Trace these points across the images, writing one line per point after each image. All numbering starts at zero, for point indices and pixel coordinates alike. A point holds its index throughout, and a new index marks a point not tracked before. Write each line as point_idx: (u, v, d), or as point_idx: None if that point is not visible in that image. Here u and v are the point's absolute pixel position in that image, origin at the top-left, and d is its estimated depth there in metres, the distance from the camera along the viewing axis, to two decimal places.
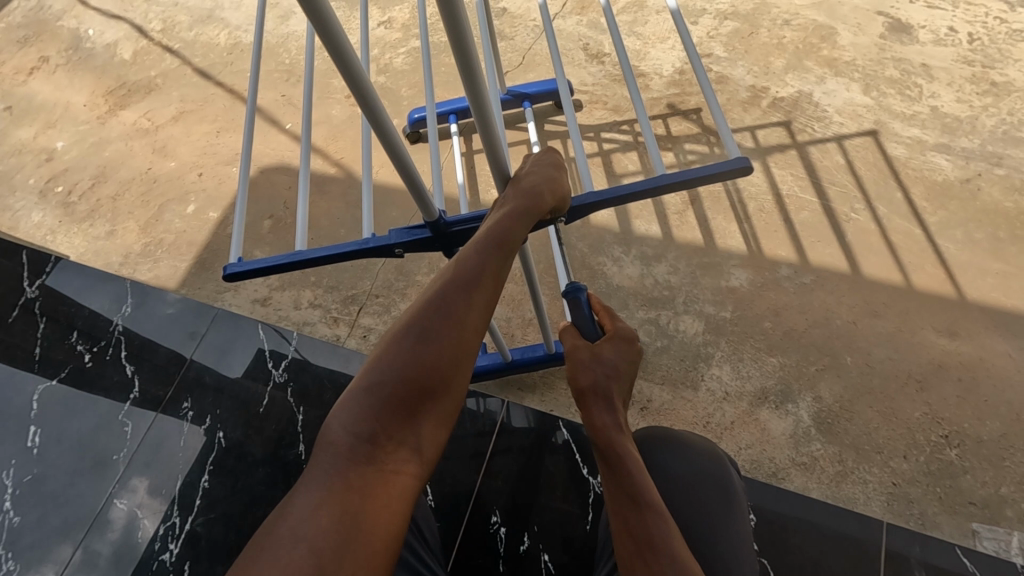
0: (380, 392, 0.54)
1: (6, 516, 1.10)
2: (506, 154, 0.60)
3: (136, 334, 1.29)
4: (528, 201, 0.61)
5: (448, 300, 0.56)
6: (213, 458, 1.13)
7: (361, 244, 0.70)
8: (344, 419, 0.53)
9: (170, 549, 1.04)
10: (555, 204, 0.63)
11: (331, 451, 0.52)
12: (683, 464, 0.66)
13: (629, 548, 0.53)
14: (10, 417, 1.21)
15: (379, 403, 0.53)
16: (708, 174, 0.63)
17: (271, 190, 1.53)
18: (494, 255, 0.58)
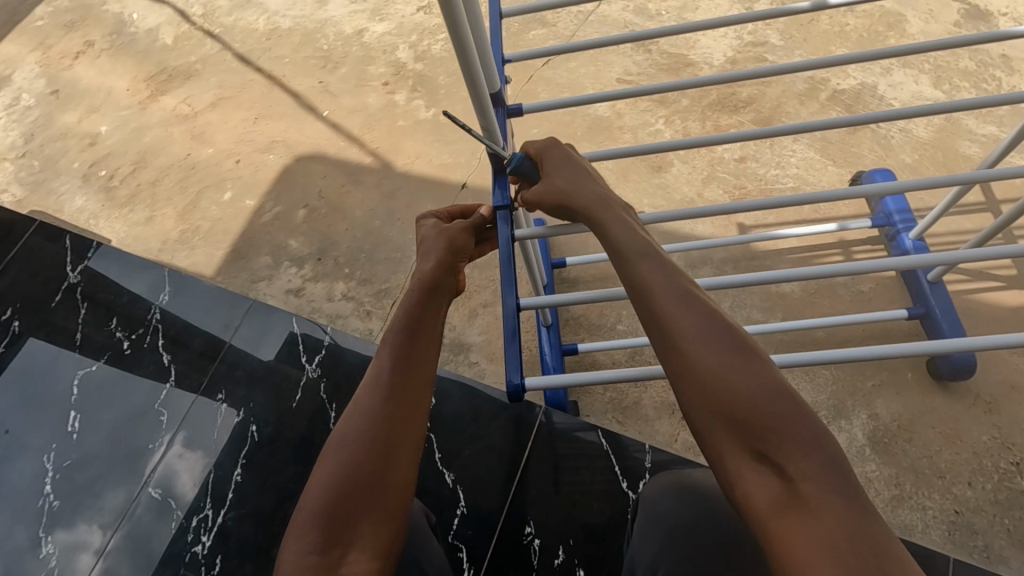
0: (376, 401, 0.57)
1: (46, 499, 1.13)
2: (491, 112, 0.63)
3: (173, 323, 1.29)
4: (453, 242, 0.71)
5: (417, 322, 0.63)
6: (245, 452, 1.12)
7: (500, 30, 0.81)
8: (322, 488, 0.53)
9: (201, 542, 1.05)
10: (460, 242, 0.71)
11: (338, 453, 0.55)
12: (678, 503, 0.64)
13: (768, 494, 0.46)
14: (52, 401, 1.23)
15: (379, 402, 0.57)
16: (578, 300, 0.69)
17: (307, 178, 1.52)
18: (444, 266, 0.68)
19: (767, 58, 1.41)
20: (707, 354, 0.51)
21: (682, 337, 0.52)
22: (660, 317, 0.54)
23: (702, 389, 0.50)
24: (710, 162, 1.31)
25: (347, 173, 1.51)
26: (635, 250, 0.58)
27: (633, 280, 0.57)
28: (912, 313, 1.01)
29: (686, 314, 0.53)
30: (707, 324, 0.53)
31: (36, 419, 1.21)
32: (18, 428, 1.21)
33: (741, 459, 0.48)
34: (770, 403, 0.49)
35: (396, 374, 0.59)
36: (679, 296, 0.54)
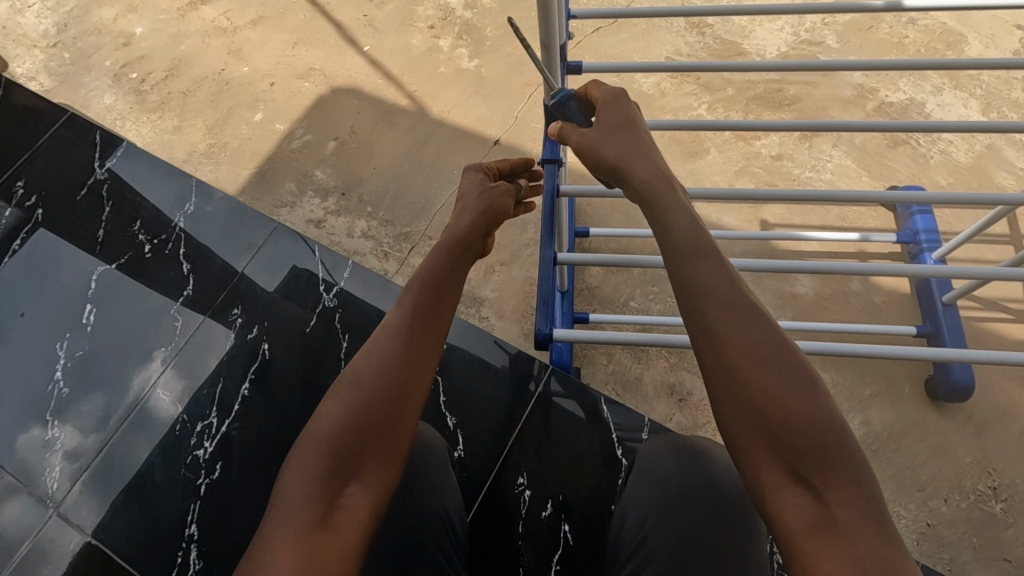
0: (392, 348, 0.58)
1: (57, 385, 1.16)
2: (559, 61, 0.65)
3: (196, 234, 1.29)
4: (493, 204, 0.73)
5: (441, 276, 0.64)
6: (255, 368, 1.13)
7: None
8: (330, 423, 0.54)
9: (204, 446, 1.07)
10: (499, 200, 0.74)
11: (349, 392, 0.56)
12: (678, 466, 0.67)
13: (803, 514, 0.48)
14: (69, 293, 1.25)
15: (395, 350, 0.58)
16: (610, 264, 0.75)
17: (340, 112, 1.51)
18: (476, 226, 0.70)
19: (820, 59, 1.39)
20: (758, 367, 0.52)
21: (731, 346, 0.53)
22: (711, 324, 0.55)
23: (745, 398, 0.52)
24: (746, 155, 1.30)
25: (381, 112, 1.49)
26: (694, 247, 0.59)
27: (688, 282, 0.57)
28: (920, 331, 1.03)
29: (740, 320, 0.54)
30: (761, 337, 0.53)
31: (54, 308, 1.23)
32: (34, 314, 1.23)
33: (774, 472, 0.50)
34: (814, 424, 0.50)
35: (415, 324, 0.60)
36: (733, 303, 0.55)
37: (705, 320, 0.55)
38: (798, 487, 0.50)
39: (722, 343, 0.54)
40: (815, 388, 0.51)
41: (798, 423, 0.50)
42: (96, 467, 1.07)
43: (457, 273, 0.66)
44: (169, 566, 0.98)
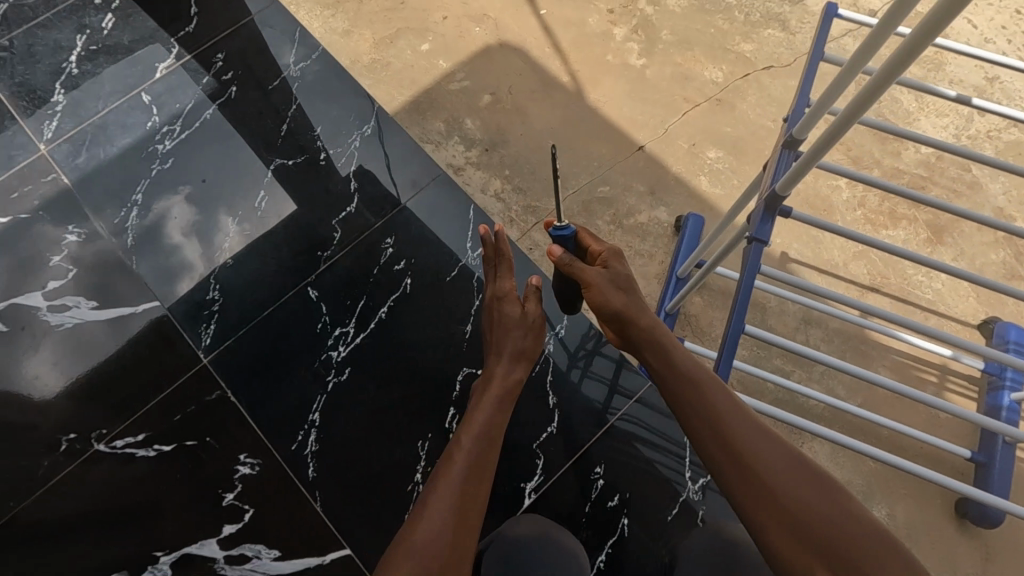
0: (467, 462, 0.75)
1: (220, 253, 1.17)
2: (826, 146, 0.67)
3: (367, 152, 1.25)
4: (519, 351, 0.94)
5: (503, 398, 0.86)
6: (395, 297, 1.16)
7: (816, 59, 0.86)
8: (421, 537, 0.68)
9: (337, 350, 1.12)
10: (525, 343, 0.95)
11: (435, 504, 0.70)
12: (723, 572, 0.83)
13: None
14: (240, 168, 1.23)
15: (467, 467, 0.75)
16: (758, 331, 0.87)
17: (503, 67, 1.56)
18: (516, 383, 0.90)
19: (972, 170, 1.41)
20: (775, 473, 0.70)
21: (753, 459, 0.71)
22: (735, 446, 0.72)
23: (774, 500, 0.69)
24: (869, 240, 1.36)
25: (540, 81, 1.54)
26: (696, 373, 0.80)
27: (709, 409, 0.76)
28: (973, 457, 1.13)
29: (748, 439, 0.73)
30: (772, 447, 0.72)
31: (227, 181, 1.21)
32: (203, 176, 1.22)
33: (821, 570, 0.65)
34: (832, 516, 0.67)
35: (482, 438, 0.79)
36: (741, 417, 0.75)
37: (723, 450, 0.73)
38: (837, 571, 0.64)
39: (744, 464, 0.71)
40: (825, 481, 0.70)
41: (824, 518, 0.67)
42: (243, 341, 1.11)
43: (504, 402, 0.86)
44: (288, 442, 1.06)
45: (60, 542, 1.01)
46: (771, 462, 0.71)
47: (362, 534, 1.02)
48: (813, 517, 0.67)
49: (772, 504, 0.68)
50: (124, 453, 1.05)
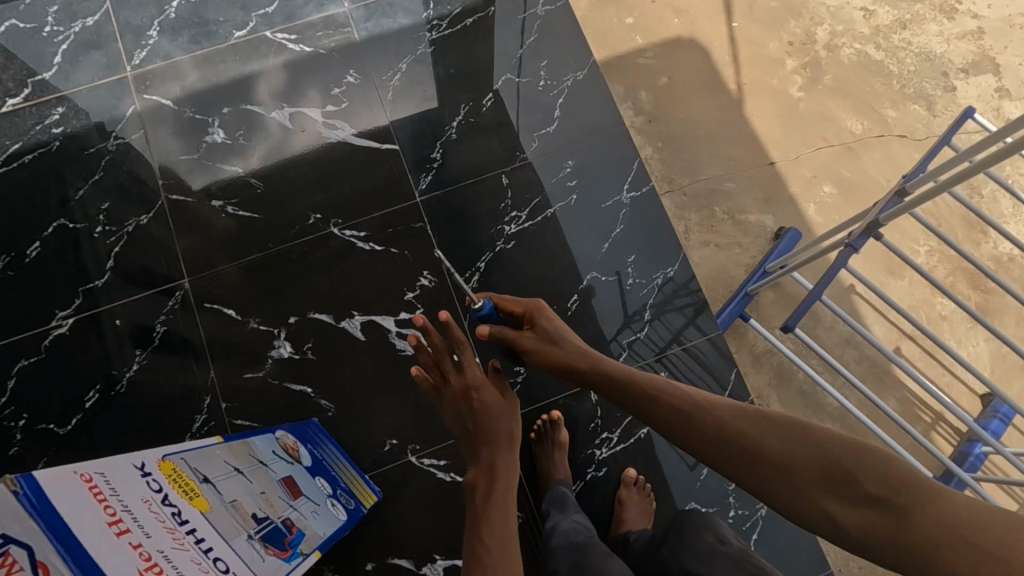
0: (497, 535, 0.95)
1: (449, 128, 1.50)
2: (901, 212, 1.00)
3: (575, 91, 1.54)
4: (498, 428, 1.10)
5: (501, 471, 1.06)
6: (560, 205, 1.47)
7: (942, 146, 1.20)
8: None
9: (508, 226, 1.45)
10: (503, 420, 1.10)
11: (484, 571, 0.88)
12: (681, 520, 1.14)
13: (866, 514, 0.71)
14: (483, 70, 1.54)
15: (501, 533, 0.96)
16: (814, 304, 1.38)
17: (685, 59, 1.85)
18: (503, 444, 1.09)
19: None
20: (745, 433, 0.80)
21: (737, 435, 0.80)
22: (717, 435, 0.81)
23: (766, 468, 0.77)
24: (924, 300, 1.65)
25: (711, 81, 1.83)
26: (644, 388, 0.91)
27: (679, 419, 0.85)
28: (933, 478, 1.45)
29: (694, 406, 0.86)
30: (739, 419, 0.82)
31: (471, 76, 1.53)
32: (452, 65, 1.54)
33: (834, 497, 0.73)
34: (807, 446, 0.77)
35: (502, 518, 0.99)
36: (700, 404, 0.86)
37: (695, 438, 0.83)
38: (841, 496, 0.73)
39: (719, 441, 0.81)
40: (760, 408, 0.82)
41: (804, 452, 0.77)
42: (445, 195, 1.45)
43: (504, 473, 1.07)
44: (458, 273, 1.41)
45: (279, 287, 1.38)
46: (749, 432, 0.80)
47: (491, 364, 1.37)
48: (797, 458, 0.76)
49: (765, 473, 0.77)
50: (345, 239, 1.42)
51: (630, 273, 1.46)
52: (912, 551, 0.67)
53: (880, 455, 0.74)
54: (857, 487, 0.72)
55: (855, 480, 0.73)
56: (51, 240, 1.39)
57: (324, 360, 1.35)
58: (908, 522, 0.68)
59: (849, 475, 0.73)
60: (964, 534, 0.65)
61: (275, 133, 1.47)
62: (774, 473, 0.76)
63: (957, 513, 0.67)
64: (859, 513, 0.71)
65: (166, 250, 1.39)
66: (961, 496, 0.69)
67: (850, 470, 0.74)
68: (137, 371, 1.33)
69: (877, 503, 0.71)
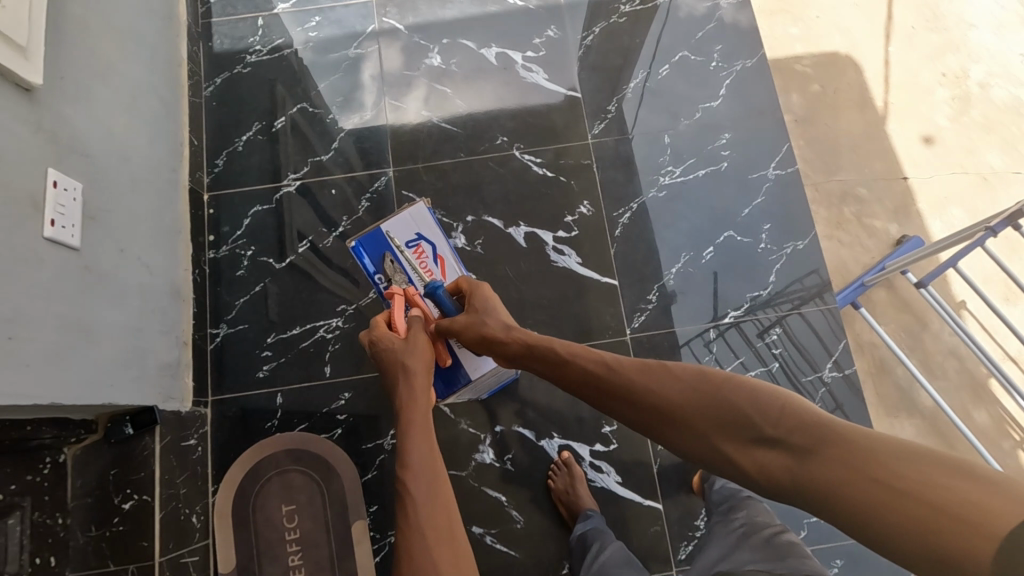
0: (432, 486, 1.06)
1: (626, 88, 1.72)
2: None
3: (740, 76, 1.74)
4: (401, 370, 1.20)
5: (426, 439, 1.12)
6: (711, 169, 1.66)
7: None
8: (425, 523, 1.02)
9: (662, 179, 1.66)
10: (409, 363, 1.20)
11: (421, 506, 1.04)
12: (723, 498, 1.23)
13: (779, 450, 0.76)
14: (663, 45, 1.77)
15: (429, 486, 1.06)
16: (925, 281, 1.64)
17: (839, 74, 2.01)
18: (417, 396, 1.17)
19: None
20: (672, 388, 0.90)
21: (663, 394, 0.90)
22: (651, 393, 0.91)
23: (692, 422, 0.85)
24: None
25: (859, 97, 1.98)
26: (592, 364, 1.03)
27: (617, 387, 0.97)
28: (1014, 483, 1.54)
29: (656, 381, 0.92)
30: (665, 379, 0.92)
31: (653, 49, 1.76)
32: (640, 35, 1.77)
33: (749, 437, 0.79)
34: (727, 392, 0.84)
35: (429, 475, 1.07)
36: (643, 372, 0.95)
37: (642, 412, 0.92)
38: (760, 441, 0.78)
39: (670, 417, 0.88)
40: (702, 368, 0.90)
41: (733, 399, 0.82)
42: (615, 143, 1.68)
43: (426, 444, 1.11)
44: (614, 210, 1.63)
45: (463, 191, 1.65)
46: (671, 384, 0.90)
47: (629, 289, 1.58)
48: (712, 407, 0.84)
49: (690, 419, 0.86)
50: (524, 163, 1.66)
51: (765, 239, 1.62)
52: (835, 480, 0.69)
53: (825, 418, 0.75)
54: (781, 442, 0.76)
55: (773, 422, 0.78)
56: (292, 118, 1.71)
57: (490, 256, 1.60)
58: (820, 458, 0.72)
59: (759, 418, 0.79)
60: (920, 496, 0.62)
61: (481, 67, 1.74)
62: (698, 422, 0.85)
63: (880, 457, 0.67)
64: (771, 450, 0.77)
65: (379, 146, 1.68)
66: (867, 430, 0.71)
67: (761, 411, 0.79)
68: (337, 238, 1.61)
69: (783, 443, 0.76)
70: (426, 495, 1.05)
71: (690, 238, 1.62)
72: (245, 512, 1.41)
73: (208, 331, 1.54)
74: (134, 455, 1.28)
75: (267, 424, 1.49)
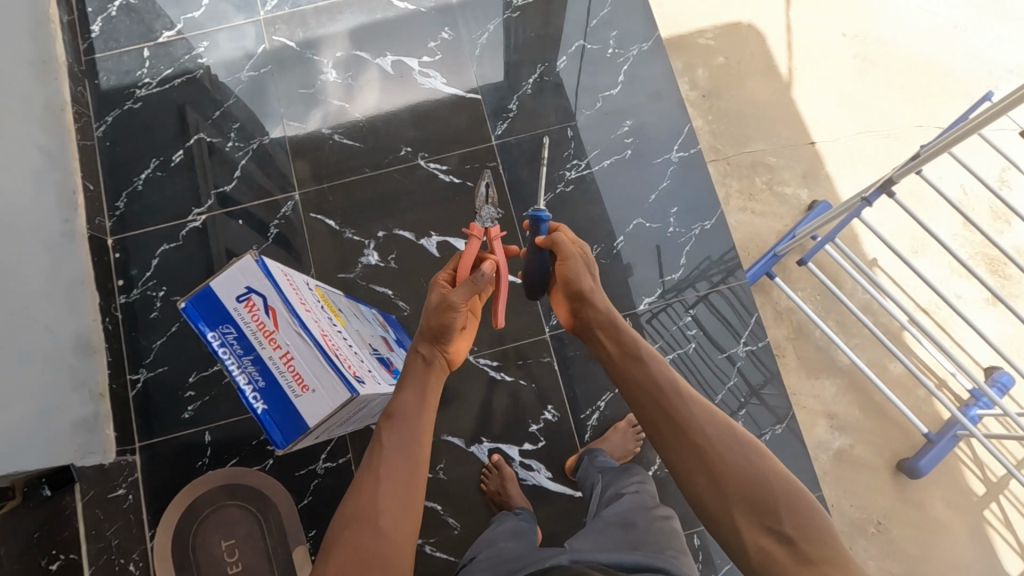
0: (399, 469, 1.00)
1: (525, 84, 1.71)
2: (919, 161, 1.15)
3: (638, 61, 1.73)
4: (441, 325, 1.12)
5: (412, 426, 1.05)
6: (616, 158, 1.67)
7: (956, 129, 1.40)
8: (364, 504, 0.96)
9: (569, 173, 1.66)
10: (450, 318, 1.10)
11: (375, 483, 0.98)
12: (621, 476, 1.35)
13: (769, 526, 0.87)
14: (559, 36, 1.75)
15: (395, 465, 1.00)
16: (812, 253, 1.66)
17: (742, 44, 2.01)
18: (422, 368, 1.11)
19: None
20: (702, 421, 0.98)
21: (689, 426, 0.98)
22: (678, 418, 0.99)
23: (701, 458, 0.94)
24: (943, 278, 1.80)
25: (764, 65, 2.00)
26: (642, 366, 1.08)
27: (656, 408, 1.02)
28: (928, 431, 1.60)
29: (687, 408, 1.00)
30: (700, 410, 1.00)
31: (550, 41, 1.74)
32: (535, 28, 1.75)
33: (745, 506, 0.90)
34: (748, 457, 0.94)
35: (405, 453, 1.02)
36: (681, 394, 1.02)
37: (681, 437, 0.97)
38: (757, 523, 0.88)
39: (683, 438, 0.97)
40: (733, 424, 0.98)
41: (749, 465, 0.92)
42: (518, 142, 1.68)
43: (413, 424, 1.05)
44: (523, 210, 1.64)
45: (371, 207, 1.64)
46: (704, 416, 0.99)
47: None
48: (732, 460, 0.93)
49: (705, 456, 0.94)
50: (429, 171, 1.66)
51: (673, 222, 1.64)
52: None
53: (834, 534, 0.86)
54: (794, 546, 0.85)
55: (776, 504, 0.88)
56: (190, 150, 1.67)
57: (404, 269, 1.60)
58: (801, 554, 0.84)
59: (764, 493, 0.90)
60: None
61: (376, 77, 1.72)
62: (716, 462, 0.94)
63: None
64: (762, 533, 0.88)
65: (283, 169, 1.66)
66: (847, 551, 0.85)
67: (771, 489, 0.90)
68: None
69: (775, 528, 0.87)
70: (384, 479, 0.98)
71: (601, 230, 1.63)
72: (183, 553, 1.42)
73: (127, 377, 1.52)
74: (61, 516, 1.34)
75: (196, 463, 1.48)
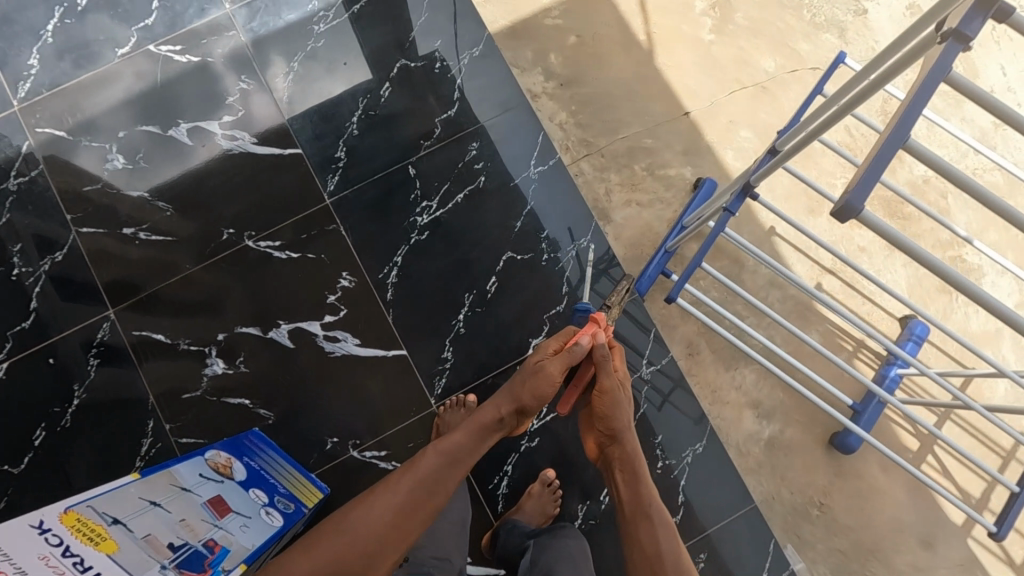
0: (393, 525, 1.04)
1: (350, 125, 1.53)
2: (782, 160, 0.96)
3: (471, 77, 1.61)
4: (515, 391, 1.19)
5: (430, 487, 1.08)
6: (469, 188, 1.54)
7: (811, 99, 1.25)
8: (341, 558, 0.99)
9: (421, 218, 1.50)
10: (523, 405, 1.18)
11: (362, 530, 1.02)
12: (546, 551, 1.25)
13: None
14: (377, 63, 1.57)
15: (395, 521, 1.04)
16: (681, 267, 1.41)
17: (595, 12, 1.76)
18: (467, 455, 1.13)
19: (948, 197, 1.70)
20: (667, 552, 1.09)
21: (655, 552, 1.09)
22: (651, 540, 1.10)
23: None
24: (844, 232, 1.70)
25: (621, 33, 1.77)
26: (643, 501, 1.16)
27: (641, 529, 1.12)
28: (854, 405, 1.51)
29: (664, 539, 1.11)
30: (673, 552, 1.10)
31: (369, 71, 1.56)
32: (349, 59, 1.56)
33: None
34: None
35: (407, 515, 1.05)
36: (665, 531, 1.12)
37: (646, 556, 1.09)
38: None
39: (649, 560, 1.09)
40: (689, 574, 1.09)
41: None
42: (356, 193, 1.50)
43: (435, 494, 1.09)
44: (377, 270, 1.47)
45: (205, 307, 1.43)
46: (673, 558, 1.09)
47: (419, 354, 1.44)
48: None
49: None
50: (263, 251, 1.46)
51: (545, 248, 1.52)
52: None
53: None
54: None
55: None
56: None
57: (258, 370, 1.41)
58: None
59: None
60: None
61: (175, 153, 1.49)
62: None
63: None
64: None
65: (89, 287, 1.42)
66: None
67: None
68: (78, 409, 1.38)
69: None
70: (374, 540, 1.02)
71: (469, 273, 1.49)
72: None
73: None
74: None
75: None
